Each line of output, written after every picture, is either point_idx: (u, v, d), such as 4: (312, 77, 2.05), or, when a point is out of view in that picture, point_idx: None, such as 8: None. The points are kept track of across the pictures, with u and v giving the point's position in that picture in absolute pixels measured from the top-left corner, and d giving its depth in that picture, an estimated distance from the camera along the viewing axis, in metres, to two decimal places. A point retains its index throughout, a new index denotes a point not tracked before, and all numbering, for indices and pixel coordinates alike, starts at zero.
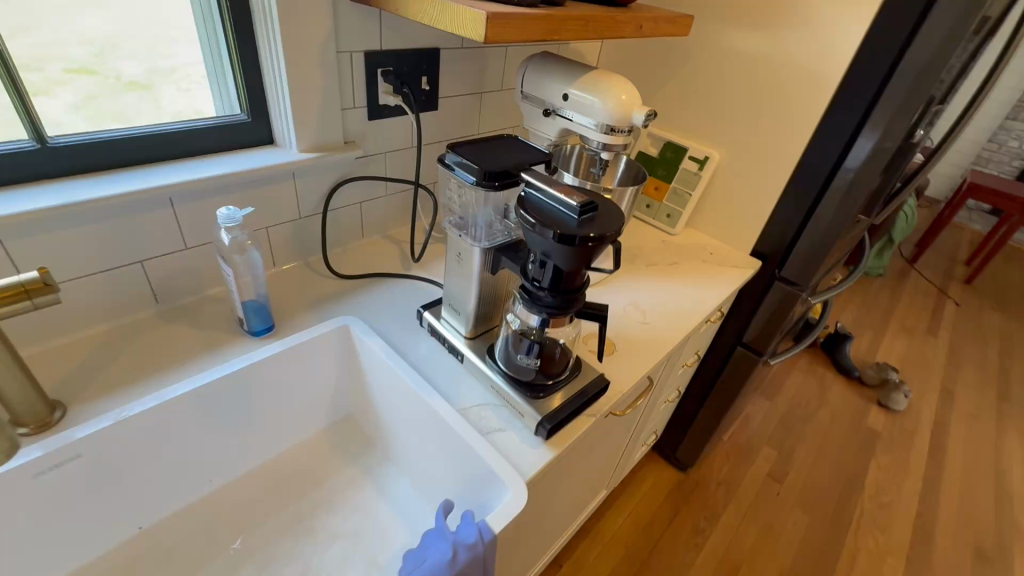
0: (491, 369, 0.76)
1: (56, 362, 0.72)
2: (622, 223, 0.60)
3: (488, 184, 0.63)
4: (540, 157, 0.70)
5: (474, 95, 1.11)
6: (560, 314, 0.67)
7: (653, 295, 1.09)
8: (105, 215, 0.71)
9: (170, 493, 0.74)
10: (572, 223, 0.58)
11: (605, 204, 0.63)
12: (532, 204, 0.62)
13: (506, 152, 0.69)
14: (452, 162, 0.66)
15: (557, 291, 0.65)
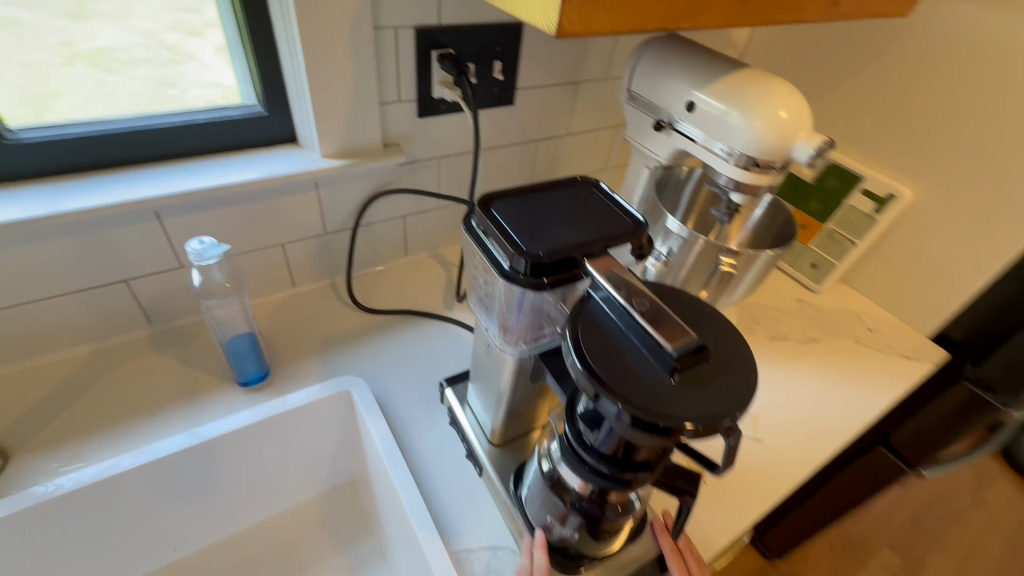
0: (515, 505, 0.54)
1: (22, 393, 0.62)
2: (750, 392, 0.33)
3: (526, 280, 0.39)
4: (627, 229, 0.44)
5: (566, 86, 0.84)
6: (613, 486, 0.43)
7: (776, 390, 0.78)
8: (73, 229, 0.57)
9: (128, 563, 0.61)
10: (658, 391, 0.33)
11: (721, 341, 0.36)
12: (593, 329, 0.36)
13: (572, 215, 0.44)
14: (479, 231, 0.43)
15: (613, 461, 0.42)
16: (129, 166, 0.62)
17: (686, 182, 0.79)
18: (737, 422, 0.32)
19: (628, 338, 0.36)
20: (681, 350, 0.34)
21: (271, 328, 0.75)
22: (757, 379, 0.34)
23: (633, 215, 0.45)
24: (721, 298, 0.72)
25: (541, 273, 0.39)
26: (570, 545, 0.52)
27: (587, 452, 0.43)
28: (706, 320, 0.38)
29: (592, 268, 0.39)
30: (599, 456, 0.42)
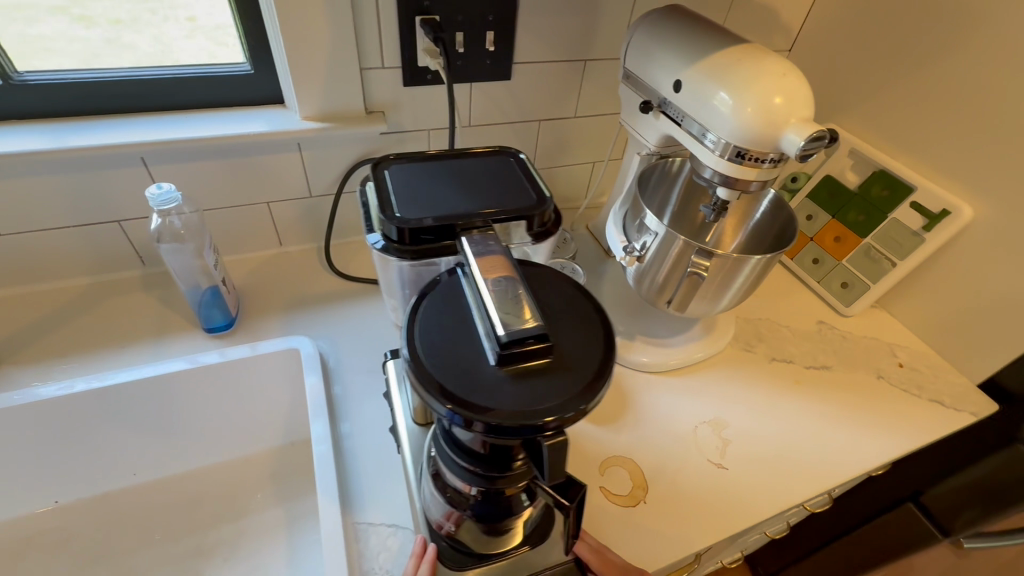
0: (417, 488, 0.53)
1: (24, 312, 0.69)
2: (586, 381, 0.32)
3: (399, 250, 0.39)
4: (525, 206, 0.41)
5: (572, 64, 0.79)
6: (478, 483, 0.41)
7: (761, 416, 0.69)
8: (66, 168, 0.63)
9: (93, 477, 0.68)
10: (483, 384, 0.31)
11: (575, 340, 0.35)
12: (440, 314, 0.35)
13: (470, 188, 0.43)
14: (369, 191, 0.43)
15: (476, 459, 0.40)
16: (124, 115, 0.66)
17: (678, 176, 0.72)
18: (559, 427, 0.30)
19: (473, 325, 0.34)
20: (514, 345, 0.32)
21: (250, 283, 0.78)
22: (600, 384, 0.32)
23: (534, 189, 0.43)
24: (686, 304, 0.65)
25: (413, 243, 0.39)
26: (458, 539, 0.49)
27: (454, 451, 0.41)
28: (565, 317, 0.36)
29: (466, 242, 0.38)
30: (464, 455, 0.41)
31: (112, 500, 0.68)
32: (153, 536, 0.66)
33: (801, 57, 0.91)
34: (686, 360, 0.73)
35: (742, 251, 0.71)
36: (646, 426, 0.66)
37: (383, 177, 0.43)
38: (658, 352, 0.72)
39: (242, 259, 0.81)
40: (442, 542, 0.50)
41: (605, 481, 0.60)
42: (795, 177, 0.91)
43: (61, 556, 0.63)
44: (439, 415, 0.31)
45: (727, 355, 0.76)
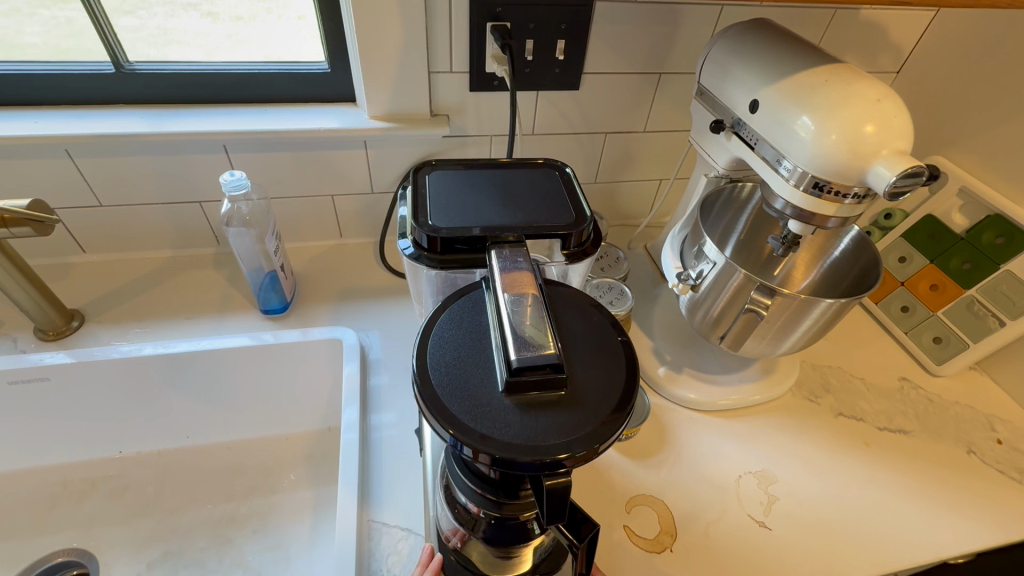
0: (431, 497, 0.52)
1: (113, 275, 0.77)
2: (593, 420, 0.32)
3: (430, 256, 0.41)
4: (558, 224, 0.43)
5: (645, 77, 0.75)
6: (487, 507, 0.40)
7: (819, 476, 0.62)
8: (158, 150, 0.69)
9: (151, 435, 0.74)
10: (492, 411, 0.32)
11: (592, 374, 0.35)
12: (459, 334, 0.36)
13: (506, 201, 0.44)
14: (409, 194, 0.45)
15: (486, 483, 0.39)
16: (213, 103, 0.71)
17: (746, 204, 0.66)
18: (563, 464, 0.30)
19: (491, 349, 0.35)
20: (528, 375, 0.32)
21: (308, 271, 0.81)
22: (612, 424, 0.32)
23: (570, 209, 0.44)
24: (740, 343, 0.59)
25: (445, 250, 0.41)
26: (466, 557, 0.48)
27: (466, 474, 0.40)
28: (587, 350, 0.36)
29: (495, 256, 0.39)
30: (475, 478, 0.40)
31: (164, 459, 0.73)
32: (194, 498, 0.70)
33: (911, 81, 0.81)
34: (737, 402, 0.67)
35: (814, 291, 0.64)
36: (682, 468, 0.61)
37: (425, 183, 0.45)
38: (709, 390, 0.67)
39: (304, 247, 0.84)
40: (451, 556, 0.48)
41: (631, 520, 0.56)
42: (889, 214, 0.81)
43: (116, 503, 0.69)
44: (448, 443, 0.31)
45: (787, 402, 0.69)
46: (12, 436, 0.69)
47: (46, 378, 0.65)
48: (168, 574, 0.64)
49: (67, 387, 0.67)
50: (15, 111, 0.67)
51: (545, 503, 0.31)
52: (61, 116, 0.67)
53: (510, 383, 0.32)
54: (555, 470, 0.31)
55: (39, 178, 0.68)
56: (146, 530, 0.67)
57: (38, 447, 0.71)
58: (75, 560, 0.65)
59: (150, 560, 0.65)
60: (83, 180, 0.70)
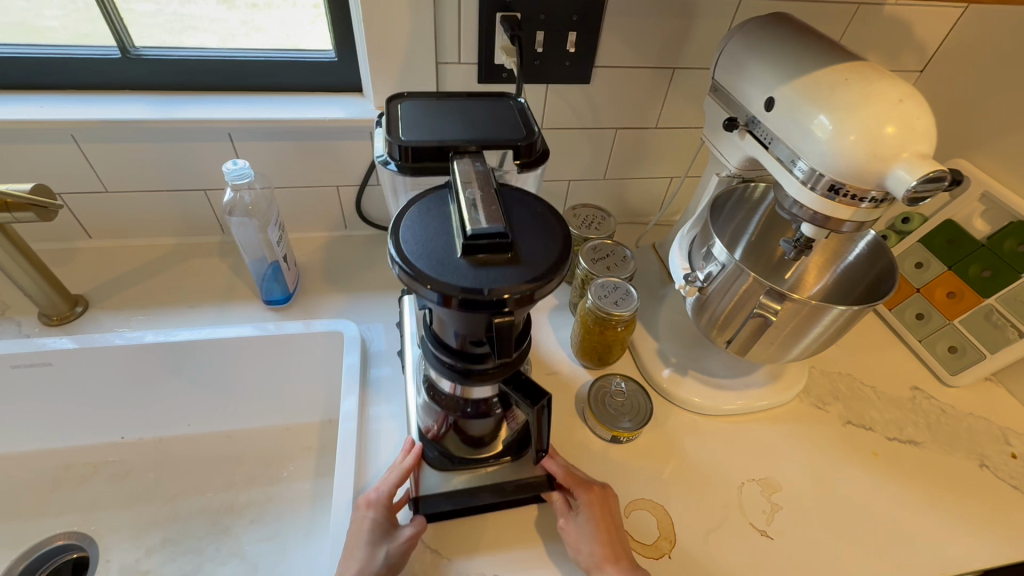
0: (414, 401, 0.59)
1: (119, 262, 0.77)
2: (539, 265, 0.36)
3: (403, 166, 0.43)
4: (520, 137, 0.45)
5: (658, 70, 0.73)
6: (459, 380, 0.45)
7: (824, 485, 0.60)
8: (163, 137, 0.68)
9: (153, 421, 0.74)
10: (455, 267, 0.35)
11: (540, 238, 0.38)
12: (426, 216, 0.39)
13: (472, 121, 0.46)
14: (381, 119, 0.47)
15: (457, 353, 0.44)
16: (218, 91, 0.70)
17: (759, 205, 0.64)
18: (515, 301, 0.34)
19: (453, 224, 0.38)
20: (485, 237, 0.36)
21: (312, 261, 0.81)
22: (557, 270, 0.36)
23: (532, 126, 0.47)
24: (747, 347, 0.58)
25: (416, 160, 0.43)
26: (443, 446, 0.54)
27: (438, 347, 0.45)
28: (534, 220, 0.39)
29: (458, 163, 0.41)
30: (446, 350, 0.44)
31: (165, 446, 0.73)
32: (194, 485, 0.70)
33: (934, 79, 0.78)
34: (742, 407, 0.65)
35: (825, 296, 0.62)
36: (684, 472, 0.60)
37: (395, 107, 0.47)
38: (715, 395, 0.66)
39: (309, 237, 0.84)
40: (429, 446, 0.54)
41: (629, 525, 0.55)
42: (907, 218, 0.79)
43: (117, 488, 0.69)
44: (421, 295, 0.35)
45: (794, 408, 0.68)
46: (17, 419, 0.69)
47: (49, 363, 0.65)
48: (167, 560, 0.65)
49: (69, 373, 0.67)
50: (21, 95, 0.67)
51: (503, 338, 0.36)
52: (67, 101, 0.66)
53: (469, 245, 0.36)
54: (510, 309, 0.35)
55: (45, 163, 0.68)
56: (146, 516, 0.68)
57: (43, 430, 0.71)
58: (75, 543, 0.66)
59: (149, 545, 0.66)
60: (88, 165, 0.69)
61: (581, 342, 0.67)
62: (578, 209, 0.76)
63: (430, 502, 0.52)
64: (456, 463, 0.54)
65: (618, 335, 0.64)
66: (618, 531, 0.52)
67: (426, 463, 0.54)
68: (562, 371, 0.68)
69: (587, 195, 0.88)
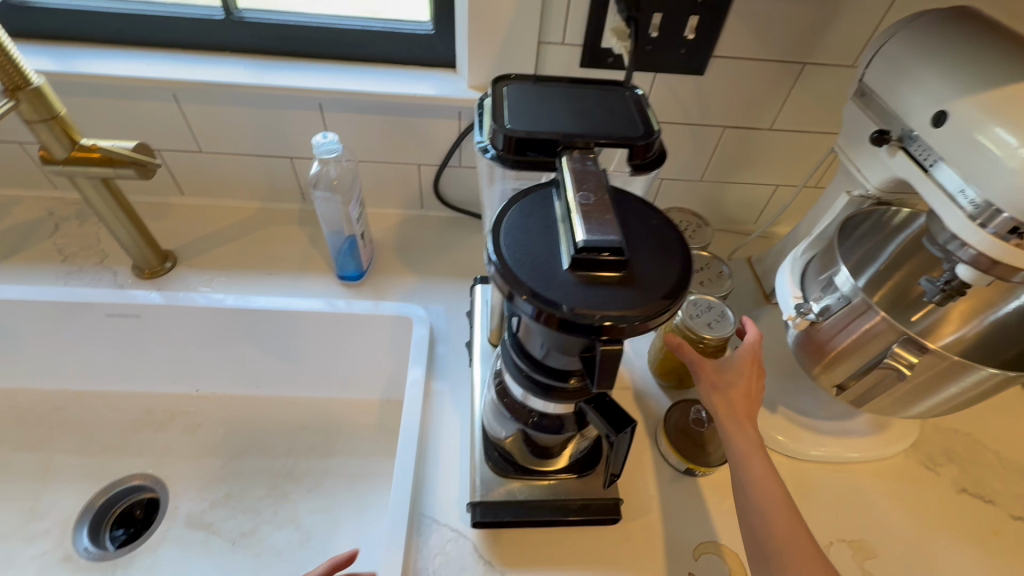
0: (481, 398, 0.56)
1: (206, 221, 0.79)
2: (654, 294, 0.31)
3: (504, 157, 0.39)
4: (638, 134, 0.40)
5: (783, 65, 0.65)
6: (537, 396, 0.41)
7: (929, 560, 0.53)
8: (258, 102, 0.68)
9: (224, 380, 0.76)
10: (558, 282, 0.31)
11: (654, 260, 0.33)
12: (530, 218, 0.34)
13: (583, 109, 0.41)
14: (485, 101, 0.43)
15: (538, 366, 0.40)
16: (312, 59, 0.69)
17: (897, 231, 0.57)
18: (622, 330, 0.30)
19: (558, 232, 0.33)
20: (597, 252, 0.31)
21: (386, 238, 0.80)
22: (674, 302, 0.31)
23: (649, 120, 0.41)
24: (860, 397, 0.50)
25: (520, 151, 0.39)
26: (507, 451, 0.52)
27: (518, 356, 0.41)
28: (651, 238, 0.34)
29: (566, 160, 0.37)
30: (527, 359, 0.40)
31: (235, 404, 0.76)
32: (258, 447, 0.73)
33: None
34: (838, 455, 0.58)
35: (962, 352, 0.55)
36: None
37: (502, 88, 0.43)
38: (808, 438, 0.59)
39: (385, 213, 0.83)
40: (492, 448, 0.52)
41: (698, 569, 0.51)
42: None
43: (189, 438, 0.73)
44: (516, 307, 0.31)
45: (898, 464, 0.60)
46: (107, 363, 0.73)
47: (139, 316, 0.68)
48: (229, 515, 0.67)
49: (155, 326, 0.69)
50: (130, 50, 0.68)
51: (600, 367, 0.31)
52: (172, 60, 0.67)
53: (577, 260, 0.31)
54: (614, 339, 0.30)
55: (149, 120, 0.70)
56: (213, 470, 0.71)
57: (128, 374, 0.75)
58: (149, 484, 0.70)
59: (214, 498, 0.69)
60: (186, 124, 0.71)
61: (660, 357, 0.61)
62: (672, 213, 0.69)
63: (488, 509, 0.49)
64: (517, 472, 0.51)
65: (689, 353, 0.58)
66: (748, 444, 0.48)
67: (487, 467, 0.51)
68: (637, 388, 0.63)
69: (678, 197, 0.81)
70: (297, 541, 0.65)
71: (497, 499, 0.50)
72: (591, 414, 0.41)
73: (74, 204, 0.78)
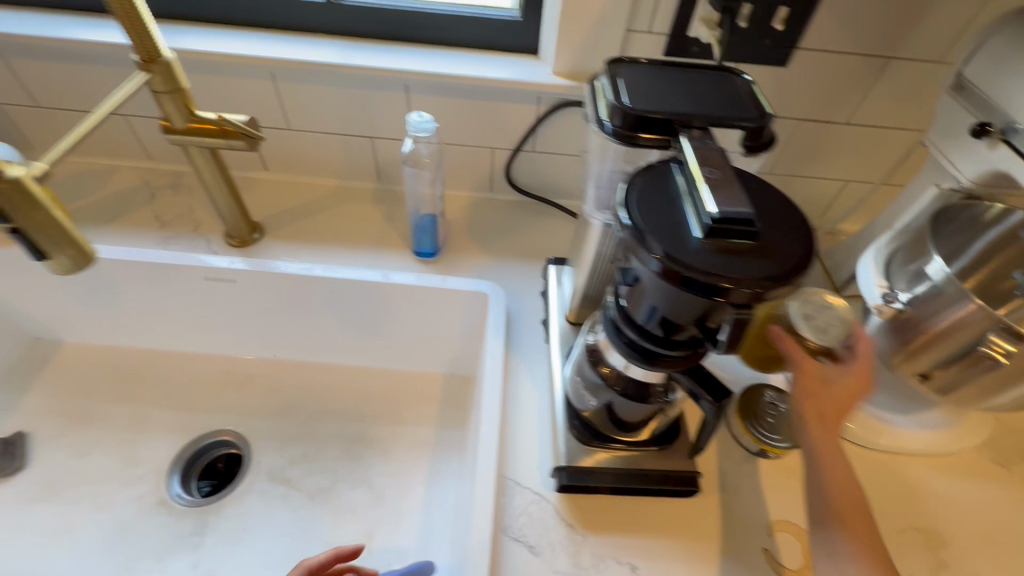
0: (563, 371, 0.59)
1: (288, 195, 0.83)
2: (784, 264, 0.32)
3: (620, 133, 0.41)
4: (750, 117, 0.42)
5: (869, 59, 0.65)
6: (639, 363, 0.43)
7: (1002, 552, 0.54)
8: (350, 83, 0.71)
9: (300, 347, 0.80)
10: (690, 247, 0.33)
11: (779, 234, 0.34)
12: (656, 189, 0.36)
13: (696, 91, 0.43)
14: (600, 80, 0.45)
15: (645, 334, 0.42)
16: (402, 42, 0.72)
17: (989, 226, 0.57)
18: (753, 294, 0.32)
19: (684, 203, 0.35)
20: (730, 222, 0.33)
21: (457, 219, 0.82)
22: (802, 272, 0.32)
23: (761, 104, 0.42)
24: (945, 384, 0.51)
25: (636, 129, 0.41)
26: (590, 422, 0.54)
27: (624, 325, 0.43)
28: (773, 215, 0.36)
29: (686, 138, 0.39)
30: (633, 327, 0.42)
31: (310, 370, 0.80)
32: (332, 412, 0.76)
33: None
34: (911, 446, 0.59)
35: None
36: None
37: (616, 68, 0.45)
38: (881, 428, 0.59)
39: (455, 195, 0.86)
40: (576, 418, 0.54)
41: (772, 545, 0.52)
42: None
43: (268, 400, 0.77)
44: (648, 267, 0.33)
45: (970, 459, 0.60)
46: (195, 325, 0.78)
47: (230, 281, 0.72)
48: (307, 472, 0.71)
49: (243, 293, 0.74)
50: (232, 30, 0.72)
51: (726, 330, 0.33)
52: (271, 40, 0.71)
53: (709, 227, 0.33)
54: (742, 303, 0.32)
55: (245, 97, 0.74)
56: (291, 431, 0.75)
57: (212, 337, 0.80)
58: (232, 441, 0.74)
59: (292, 457, 0.73)
60: (279, 102, 0.74)
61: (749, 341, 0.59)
62: None
63: (574, 474, 0.52)
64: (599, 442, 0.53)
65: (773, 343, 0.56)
66: (814, 412, 0.47)
67: (572, 435, 0.54)
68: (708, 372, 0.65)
69: None
70: (371, 500, 0.69)
71: (582, 466, 0.52)
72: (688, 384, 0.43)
73: (167, 175, 0.83)
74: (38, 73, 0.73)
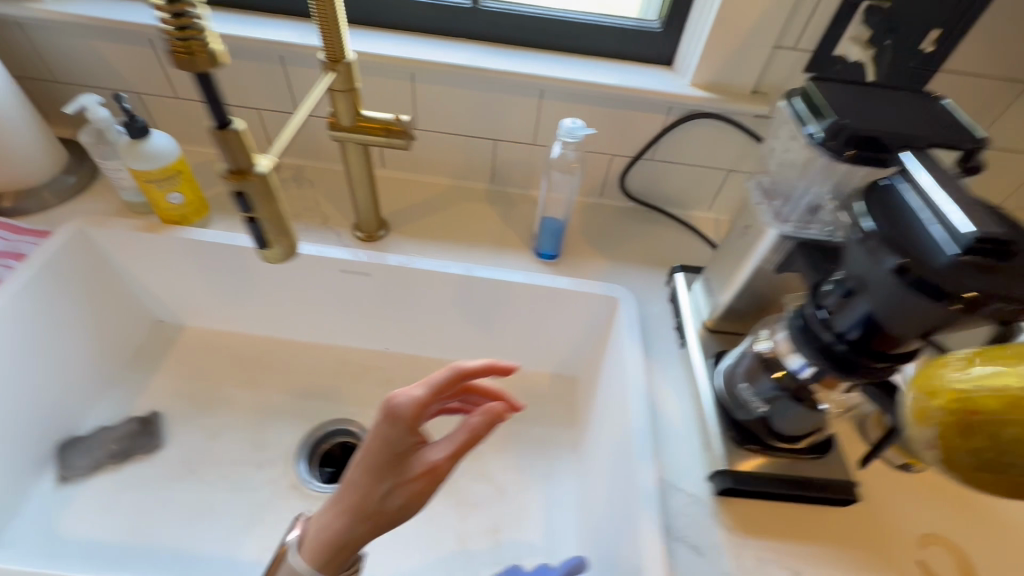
0: (709, 377, 0.61)
1: (404, 193, 0.85)
2: None
3: (835, 148, 0.43)
4: (960, 140, 0.44)
5: (1009, 83, 0.66)
6: (832, 370, 0.45)
7: None
8: (487, 86, 0.73)
9: (414, 342, 0.82)
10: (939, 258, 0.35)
11: None
12: (893, 203, 0.39)
13: (903, 114, 0.45)
14: (806, 98, 0.47)
15: (847, 343, 0.43)
16: (540, 48, 0.74)
17: None
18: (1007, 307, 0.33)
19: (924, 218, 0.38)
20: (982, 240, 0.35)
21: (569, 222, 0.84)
22: None
23: (970, 130, 0.44)
24: None
25: (853, 145, 0.43)
26: (746, 428, 0.56)
27: (821, 331, 0.45)
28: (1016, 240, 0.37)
29: (910, 155, 0.41)
30: (832, 335, 0.44)
31: (422, 365, 0.82)
32: None
33: None
34: None
35: None
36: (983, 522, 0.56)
37: (823, 88, 0.47)
38: None
39: None
40: (731, 424, 0.56)
41: (926, 557, 0.53)
42: None
43: (385, 392, 0.79)
44: (890, 270, 0.36)
45: None
46: (315, 316, 0.80)
47: (360, 275, 0.74)
48: None
49: (370, 286, 0.75)
50: (373, 31, 0.74)
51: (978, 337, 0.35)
52: (413, 42, 0.73)
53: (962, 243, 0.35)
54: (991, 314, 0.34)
55: (379, 95, 0.76)
56: None
57: (328, 328, 0.82)
58: (352, 430, 0.76)
59: None
60: (412, 102, 0.76)
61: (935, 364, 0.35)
62: None
63: (735, 478, 0.54)
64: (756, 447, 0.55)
65: (952, 406, 0.32)
66: None
67: (728, 440, 0.55)
68: None
69: None
70: (494, 495, 0.71)
71: (743, 470, 0.54)
72: (874, 395, 0.45)
73: (290, 168, 0.85)
74: (182, 67, 0.75)
